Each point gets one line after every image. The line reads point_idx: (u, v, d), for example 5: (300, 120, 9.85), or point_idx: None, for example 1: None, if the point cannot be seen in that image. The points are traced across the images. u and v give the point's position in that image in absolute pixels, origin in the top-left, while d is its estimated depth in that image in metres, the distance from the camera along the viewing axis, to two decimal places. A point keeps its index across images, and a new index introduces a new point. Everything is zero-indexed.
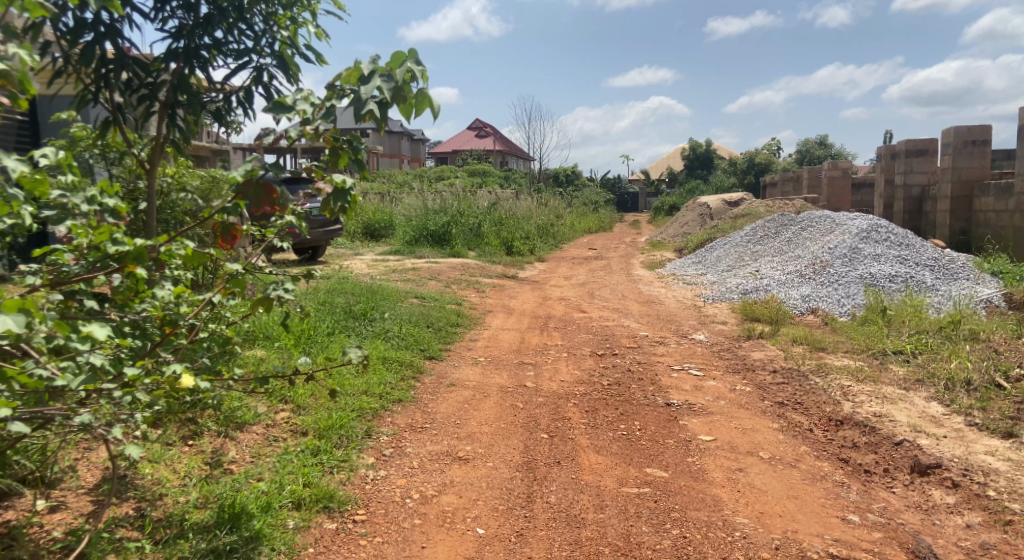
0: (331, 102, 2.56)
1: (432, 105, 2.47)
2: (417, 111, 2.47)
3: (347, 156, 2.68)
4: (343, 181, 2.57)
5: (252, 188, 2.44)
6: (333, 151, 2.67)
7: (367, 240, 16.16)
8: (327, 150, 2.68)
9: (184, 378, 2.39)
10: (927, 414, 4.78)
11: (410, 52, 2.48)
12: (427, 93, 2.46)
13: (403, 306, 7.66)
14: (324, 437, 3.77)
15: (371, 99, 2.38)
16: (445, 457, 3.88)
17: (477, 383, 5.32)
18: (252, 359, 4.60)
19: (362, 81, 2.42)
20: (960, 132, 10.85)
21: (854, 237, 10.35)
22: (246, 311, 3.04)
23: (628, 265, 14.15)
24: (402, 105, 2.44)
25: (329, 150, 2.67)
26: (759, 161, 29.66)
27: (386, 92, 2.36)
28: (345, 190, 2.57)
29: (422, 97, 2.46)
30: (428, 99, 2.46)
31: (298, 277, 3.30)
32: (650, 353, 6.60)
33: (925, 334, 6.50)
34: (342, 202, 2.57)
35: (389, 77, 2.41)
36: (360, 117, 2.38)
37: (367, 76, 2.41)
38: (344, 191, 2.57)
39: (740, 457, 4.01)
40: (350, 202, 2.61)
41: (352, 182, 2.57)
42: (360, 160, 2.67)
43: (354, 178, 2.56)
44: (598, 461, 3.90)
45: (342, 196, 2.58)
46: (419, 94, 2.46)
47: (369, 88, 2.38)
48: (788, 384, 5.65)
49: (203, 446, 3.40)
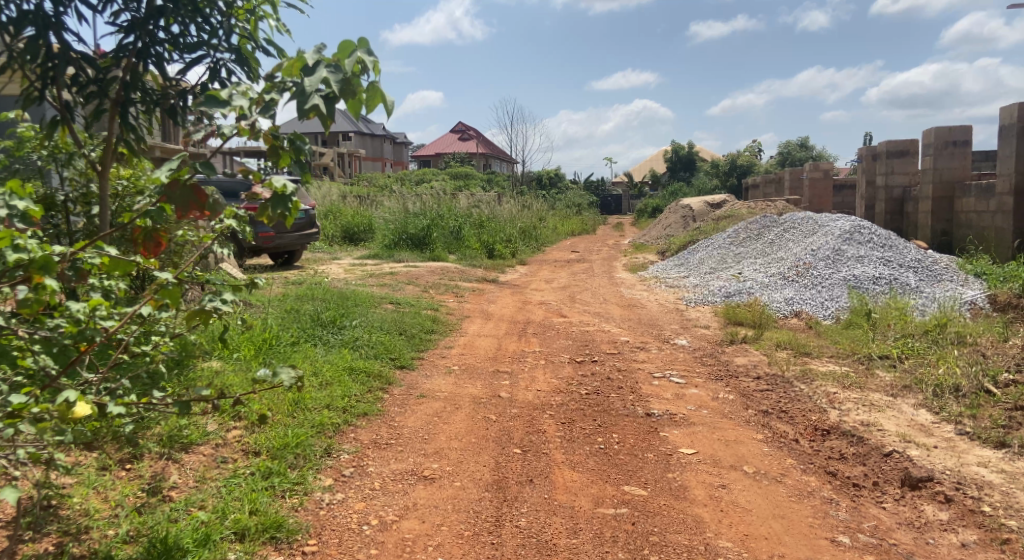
0: (270, 96, 2.30)
1: (386, 100, 2.22)
2: (368, 107, 2.23)
3: (288, 155, 2.37)
4: (284, 185, 2.26)
5: (177, 189, 2.15)
6: (271, 150, 2.38)
7: (345, 244, 15.88)
8: (266, 148, 2.37)
9: (80, 407, 2.11)
10: (916, 423, 4.59)
11: (360, 40, 2.22)
12: (379, 87, 2.21)
13: (376, 312, 7.39)
14: (279, 458, 3.53)
15: (316, 92, 2.13)
16: (410, 476, 3.63)
17: (448, 394, 5.07)
18: (206, 374, 4.32)
19: (306, 73, 2.16)
20: (941, 132, 10.80)
21: (837, 238, 10.23)
22: (185, 325, 2.80)
23: (611, 268, 13.95)
24: (350, 99, 2.19)
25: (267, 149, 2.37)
26: (741, 163, 29.65)
27: (333, 85, 2.10)
28: (286, 195, 2.26)
29: (374, 92, 2.22)
30: (380, 94, 2.22)
31: (241, 288, 3.03)
32: (630, 359, 6.39)
33: (910, 337, 6.33)
34: (282, 208, 2.26)
35: (335, 67, 2.15)
36: (302, 112, 2.12)
37: (311, 66, 2.16)
38: (284, 196, 2.26)
39: (723, 472, 3.79)
40: (291, 208, 2.31)
41: (294, 186, 2.27)
42: (303, 161, 2.37)
43: (297, 182, 2.25)
44: (573, 479, 3.67)
45: (282, 202, 2.27)
46: (370, 88, 2.21)
47: (312, 80, 2.12)
48: (772, 391, 5.46)
49: (142, 471, 3.16)
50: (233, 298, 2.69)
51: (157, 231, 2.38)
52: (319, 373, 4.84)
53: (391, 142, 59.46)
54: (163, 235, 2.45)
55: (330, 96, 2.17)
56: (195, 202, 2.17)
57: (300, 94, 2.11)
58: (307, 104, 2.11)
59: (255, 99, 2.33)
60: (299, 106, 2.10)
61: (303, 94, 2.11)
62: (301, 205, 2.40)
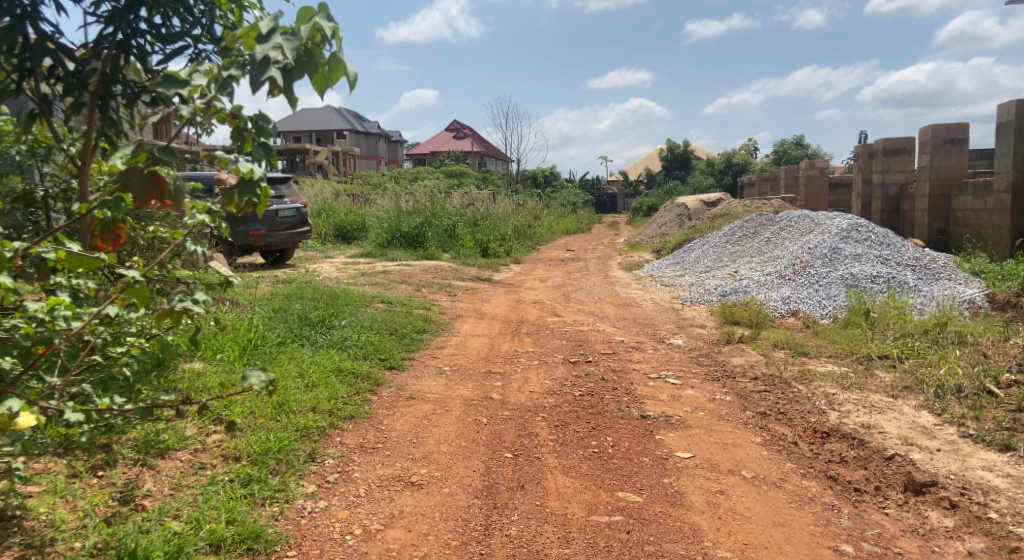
0: (228, 72, 2.24)
1: (348, 71, 2.18)
2: (331, 80, 2.19)
3: (252, 138, 2.29)
4: (251, 170, 2.19)
5: (135, 177, 2.12)
6: (236, 131, 2.30)
7: (338, 243, 15.73)
8: (230, 131, 2.30)
9: (21, 417, 2.06)
10: (918, 425, 4.48)
11: (318, 7, 2.19)
12: (340, 58, 2.17)
13: (367, 312, 7.23)
14: (260, 464, 3.40)
15: (271, 62, 2.07)
16: (396, 482, 3.50)
17: (438, 396, 4.93)
18: (187, 377, 4.17)
19: (260, 41, 2.12)
20: (937, 129, 10.74)
21: (834, 236, 10.11)
22: (157, 326, 2.66)
23: (606, 267, 13.83)
24: (311, 71, 2.17)
25: (232, 130, 2.30)
26: (736, 162, 29.54)
27: (288, 52, 2.07)
28: (253, 181, 2.19)
29: (336, 64, 2.17)
30: (342, 65, 2.17)
31: (218, 288, 2.87)
32: (625, 359, 6.26)
33: (910, 337, 6.21)
34: (249, 195, 2.19)
35: (292, 35, 2.11)
36: (259, 85, 2.04)
37: (266, 36, 2.11)
38: (252, 182, 2.19)
39: (721, 477, 3.67)
40: (259, 196, 2.24)
41: (261, 171, 2.20)
42: (267, 143, 2.28)
43: (264, 166, 2.19)
44: (565, 485, 3.54)
45: (250, 188, 2.20)
46: (331, 59, 2.17)
47: (267, 50, 2.06)
48: (770, 392, 5.35)
49: (114, 478, 3.04)
50: (205, 298, 2.54)
51: (116, 223, 2.24)
52: (305, 375, 4.69)
53: (385, 139, 59.19)
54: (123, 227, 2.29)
55: (289, 69, 2.13)
56: (155, 191, 2.13)
57: (255, 68, 2.04)
58: (263, 76, 2.04)
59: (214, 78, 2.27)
60: (254, 79, 2.03)
61: (260, 67, 2.04)
62: (270, 191, 2.33)
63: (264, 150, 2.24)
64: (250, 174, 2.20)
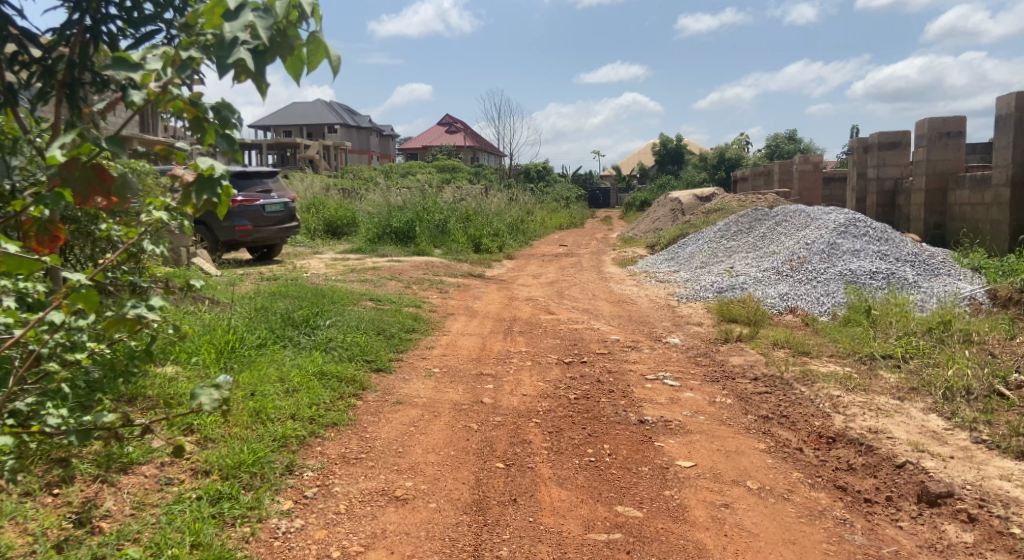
0: (187, 54, 1.84)
1: (330, 55, 1.87)
2: (310, 65, 1.88)
3: (215, 130, 1.97)
4: (211, 166, 1.86)
5: (76, 169, 1.83)
6: (195, 122, 1.98)
7: (328, 238, 15.47)
8: (188, 122, 1.97)
9: None
10: (927, 430, 4.28)
11: None
12: (320, 39, 1.86)
13: (353, 310, 6.97)
14: (231, 478, 3.20)
15: (240, 43, 1.71)
16: (380, 496, 3.29)
17: (426, 400, 4.70)
18: (159, 383, 3.96)
19: (227, 18, 1.73)
20: (934, 123, 10.50)
21: (831, 231, 9.92)
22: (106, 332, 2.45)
23: (600, 262, 13.62)
24: (286, 55, 1.86)
25: (190, 121, 1.97)
26: (730, 156, 29.40)
27: (263, 33, 1.68)
28: (214, 179, 1.86)
29: (316, 45, 1.87)
30: (323, 47, 1.86)
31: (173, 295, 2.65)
32: (621, 360, 6.04)
33: (914, 336, 6.00)
34: (208, 195, 1.87)
35: (266, 11, 1.71)
36: (226, 70, 1.69)
37: (235, 11, 1.73)
38: (212, 180, 1.87)
39: (725, 488, 3.47)
40: (220, 196, 1.92)
41: (223, 167, 1.87)
42: (232, 137, 1.96)
43: (227, 162, 1.86)
44: (560, 499, 3.33)
45: (209, 187, 1.87)
46: (310, 41, 1.86)
47: (237, 26, 1.70)
48: (772, 394, 5.14)
49: (71, 497, 2.85)
50: (160, 304, 2.33)
51: (53, 222, 2.02)
52: (285, 379, 4.45)
53: (377, 133, 58.83)
54: (62, 228, 2.07)
55: (262, 51, 1.79)
56: (98, 184, 1.85)
57: (222, 47, 1.70)
58: (231, 59, 1.69)
59: (172, 60, 1.88)
60: (221, 63, 1.69)
61: (228, 47, 1.69)
62: (233, 191, 2.00)
63: (227, 144, 1.92)
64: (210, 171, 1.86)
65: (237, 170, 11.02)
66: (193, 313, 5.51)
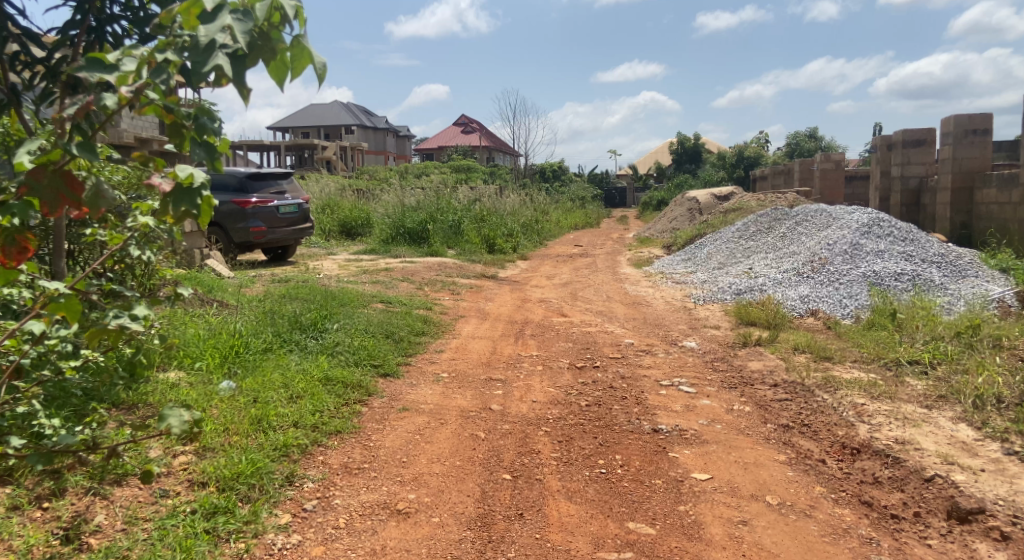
0: (164, 56, 1.69)
1: (315, 61, 1.74)
2: (293, 72, 1.74)
3: (193, 136, 1.83)
4: (191, 174, 1.73)
5: (45, 178, 1.74)
6: (172, 128, 1.85)
7: (342, 239, 15.44)
8: (164, 128, 1.84)
9: None
10: (957, 440, 4.08)
11: None
12: (304, 44, 1.71)
13: (363, 313, 6.87)
14: (228, 490, 3.08)
15: (218, 47, 1.59)
16: (381, 510, 3.16)
17: (433, 407, 4.57)
18: (159, 389, 3.86)
19: (203, 20, 1.60)
20: (960, 120, 10.23)
21: (854, 231, 9.66)
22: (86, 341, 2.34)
23: (616, 263, 13.44)
24: (269, 58, 1.71)
25: (168, 127, 1.84)
26: (748, 155, 29.04)
27: (240, 38, 1.55)
28: (194, 189, 1.74)
29: (299, 50, 1.72)
30: (307, 53, 1.73)
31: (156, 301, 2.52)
32: (635, 365, 5.88)
33: (941, 341, 5.77)
34: (187, 205, 1.73)
35: (245, 14, 1.58)
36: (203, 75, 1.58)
37: (212, 12, 1.59)
38: (191, 190, 1.74)
39: (743, 503, 3.30)
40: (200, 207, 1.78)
41: (204, 176, 1.75)
42: (211, 144, 1.83)
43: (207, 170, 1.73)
44: (569, 513, 3.19)
45: (187, 197, 1.74)
46: (293, 45, 1.72)
47: (213, 29, 1.57)
48: (792, 402, 4.96)
49: (60, 511, 2.74)
50: (144, 314, 2.23)
51: (21, 233, 1.90)
52: (289, 385, 4.33)
53: (394, 134, 58.93)
54: (31, 239, 1.94)
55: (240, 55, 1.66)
56: (68, 194, 1.76)
57: (198, 51, 1.59)
58: (208, 65, 1.57)
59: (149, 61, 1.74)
60: (196, 70, 1.58)
61: (205, 53, 1.58)
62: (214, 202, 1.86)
63: (207, 153, 1.80)
64: (189, 179, 1.74)
65: (251, 171, 10.98)
66: (199, 316, 5.42)
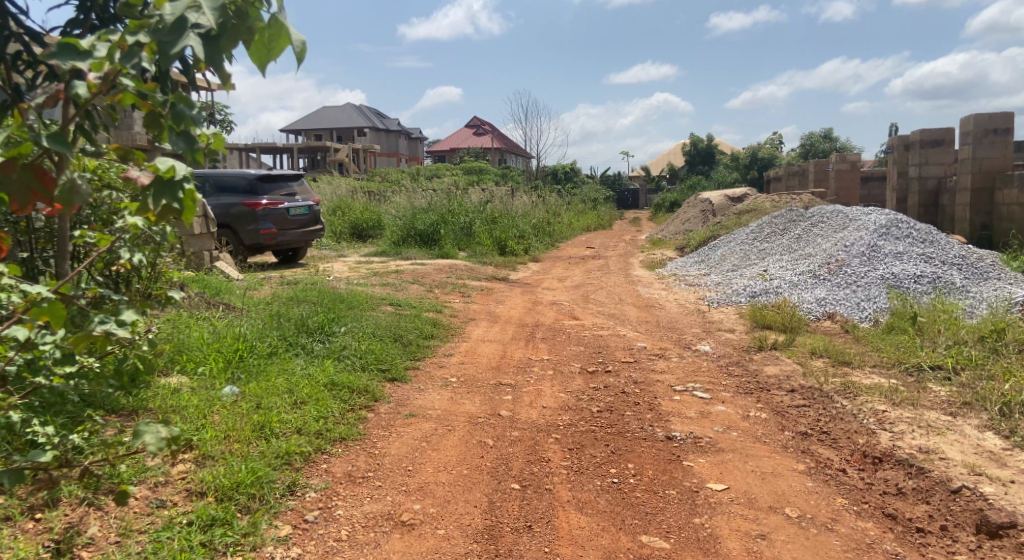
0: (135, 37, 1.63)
1: (294, 40, 1.68)
2: (273, 54, 1.69)
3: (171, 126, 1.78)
4: (172, 166, 1.65)
5: (15, 173, 1.67)
6: (150, 117, 1.84)
7: (353, 241, 15.39)
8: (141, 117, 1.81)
9: None
10: (984, 450, 3.92)
11: None
12: (282, 22, 1.67)
13: (371, 316, 6.76)
14: (226, 501, 2.98)
15: (192, 27, 1.52)
16: (384, 521, 3.06)
17: (441, 413, 4.46)
18: (160, 395, 3.77)
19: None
20: (981, 119, 10.03)
21: (872, 232, 9.47)
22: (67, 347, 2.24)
23: (627, 265, 13.29)
24: (247, 39, 1.66)
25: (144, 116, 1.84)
26: (762, 156, 28.70)
27: (209, 14, 1.48)
28: (175, 182, 1.64)
29: (278, 28, 1.67)
30: (286, 30, 1.68)
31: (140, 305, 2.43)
32: (648, 369, 5.73)
33: (964, 346, 5.59)
34: (168, 198, 1.64)
35: None
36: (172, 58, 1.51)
37: None
38: (173, 183, 1.65)
39: (761, 516, 3.18)
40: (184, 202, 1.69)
41: (187, 169, 1.66)
42: (192, 133, 1.78)
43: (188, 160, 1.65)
44: (580, 526, 3.08)
45: (168, 190, 1.65)
46: (271, 24, 1.67)
47: (182, 8, 1.51)
48: (810, 408, 4.81)
49: (52, 523, 2.66)
50: (131, 320, 2.13)
51: None
52: (293, 390, 4.23)
53: (406, 136, 58.97)
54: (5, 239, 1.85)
55: (213, 36, 1.62)
56: (40, 190, 1.68)
57: (168, 31, 1.51)
58: (177, 46, 1.51)
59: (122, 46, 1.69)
60: (165, 52, 1.51)
61: (176, 33, 1.51)
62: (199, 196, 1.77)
63: (186, 142, 1.74)
64: (170, 173, 1.66)
65: (261, 173, 10.92)
66: (204, 320, 5.33)
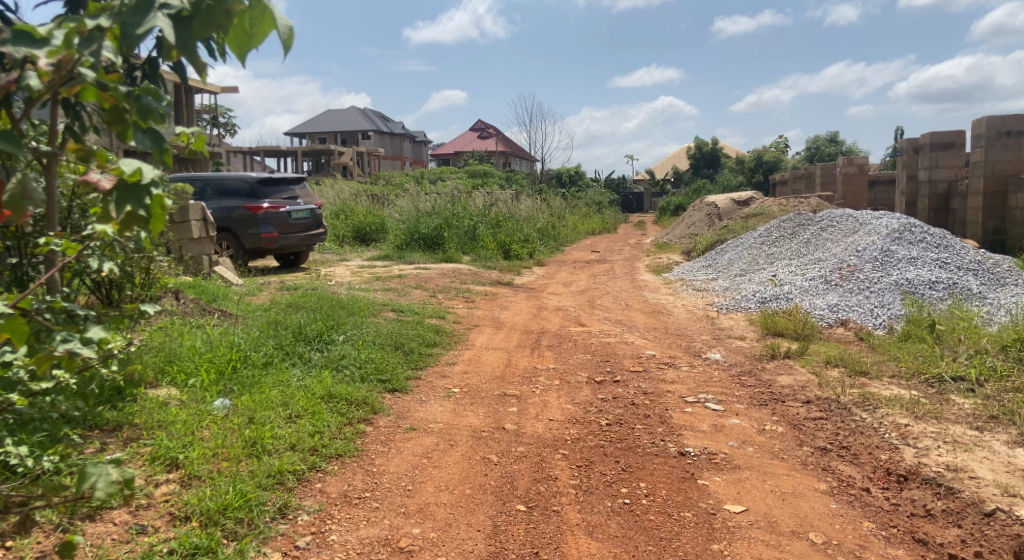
0: (95, 23, 1.47)
1: (278, 25, 1.49)
2: (256, 39, 1.50)
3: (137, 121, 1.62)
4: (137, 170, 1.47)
5: None
6: (113, 111, 1.69)
7: (356, 245, 15.23)
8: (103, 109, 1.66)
9: None
10: (1016, 468, 3.70)
11: None
12: (264, 5, 1.48)
13: (372, 323, 6.57)
14: (212, 526, 2.79)
15: (161, 8, 1.40)
16: (381, 548, 2.86)
17: (442, 426, 4.26)
18: (147, 409, 3.59)
19: None
20: (994, 122, 9.83)
21: (884, 237, 9.26)
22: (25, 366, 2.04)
23: (633, 269, 13.08)
24: (224, 24, 1.48)
25: (107, 109, 1.68)
26: (767, 159, 28.44)
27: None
28: (141, 186, 1.46)
29: (259, 11, 1.47)
30: (269, 15, 1.48)
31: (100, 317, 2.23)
32: (658, 380, 5.52)
33: (987, 355, 5.37)
34: (133, 205, 1.46)
35: None
36: (138, 43, 1.38)
37: None
38: (139, 188, 1.47)
39: (784, 544, 2.98)
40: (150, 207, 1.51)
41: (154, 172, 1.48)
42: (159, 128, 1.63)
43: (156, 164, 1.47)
44: (589, 553, 2.88)
45: (132, 197, 1.47)
46: (253, 6, 1.48)
47: None
48: (829, 422, 4.60)
49: (23, 552, 2.47)
50: (98, 337, 1.94)
51: None
52: (287, 403, 4.04)
53: (410, 139, 58.87)
54: None
55: (186, 18, 1.48)
56: None
57: (134, 12, 1.39)
58: (144, 27, 1.38)
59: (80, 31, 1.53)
60: (129, 34, 1.38)
61: (141, 13, 1.38)
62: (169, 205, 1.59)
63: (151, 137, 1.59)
64: (136, 176, 1.48)
65: (263, 176, 10.74)
66: (198, 328, 5.15)
